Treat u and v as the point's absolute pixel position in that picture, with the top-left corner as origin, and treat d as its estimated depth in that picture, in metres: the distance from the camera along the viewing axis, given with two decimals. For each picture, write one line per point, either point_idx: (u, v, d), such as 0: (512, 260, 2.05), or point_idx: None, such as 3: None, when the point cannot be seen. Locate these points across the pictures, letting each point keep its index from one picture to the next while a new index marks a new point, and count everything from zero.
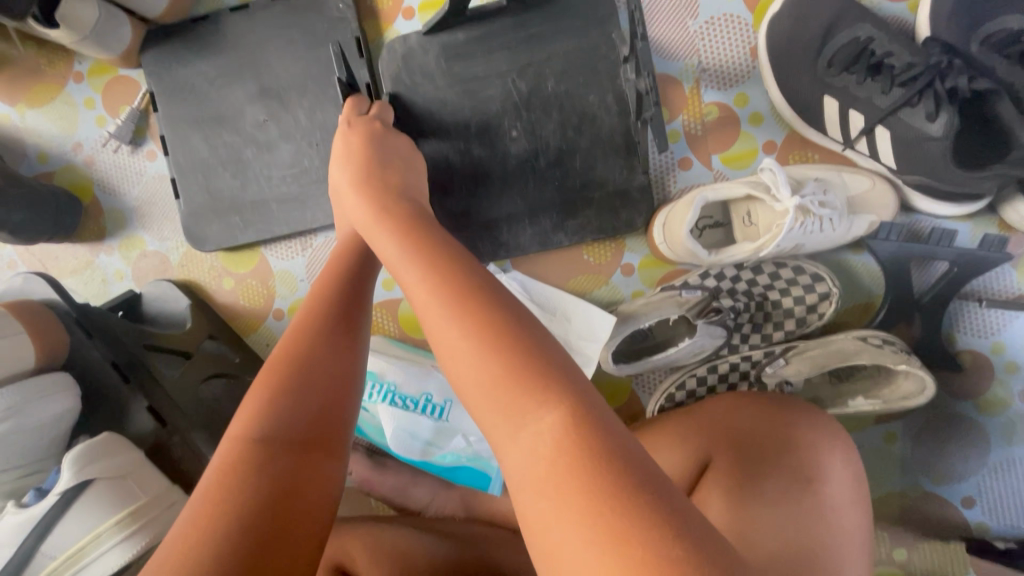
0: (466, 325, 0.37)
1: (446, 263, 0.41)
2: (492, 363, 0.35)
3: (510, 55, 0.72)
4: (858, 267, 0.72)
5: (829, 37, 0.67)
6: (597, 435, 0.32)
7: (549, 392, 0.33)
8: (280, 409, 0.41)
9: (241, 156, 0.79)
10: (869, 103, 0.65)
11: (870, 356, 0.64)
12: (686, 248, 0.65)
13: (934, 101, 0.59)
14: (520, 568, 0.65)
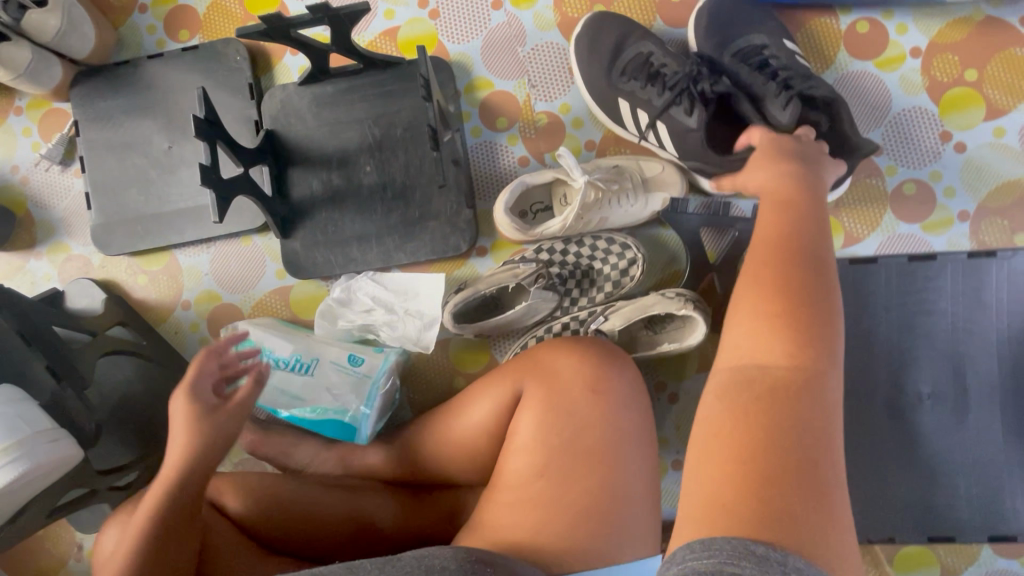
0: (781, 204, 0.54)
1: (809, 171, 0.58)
2: (785, 217, 0.52)
3: (368, 105, 0.90)
4: (665, 237, 0.89)
5: (621, 52, 0.84)
6: (800, 259, 0.47)
7: (792, 230, 0.50)
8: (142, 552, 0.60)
9: (154, 171, 0.93)
10: (650, 103, 0.81)
11: (660, 306, 0.77)
12: (506, 224, 0.82)
13: (689, 101, 0.77)
14: (370, 510, 0.77)
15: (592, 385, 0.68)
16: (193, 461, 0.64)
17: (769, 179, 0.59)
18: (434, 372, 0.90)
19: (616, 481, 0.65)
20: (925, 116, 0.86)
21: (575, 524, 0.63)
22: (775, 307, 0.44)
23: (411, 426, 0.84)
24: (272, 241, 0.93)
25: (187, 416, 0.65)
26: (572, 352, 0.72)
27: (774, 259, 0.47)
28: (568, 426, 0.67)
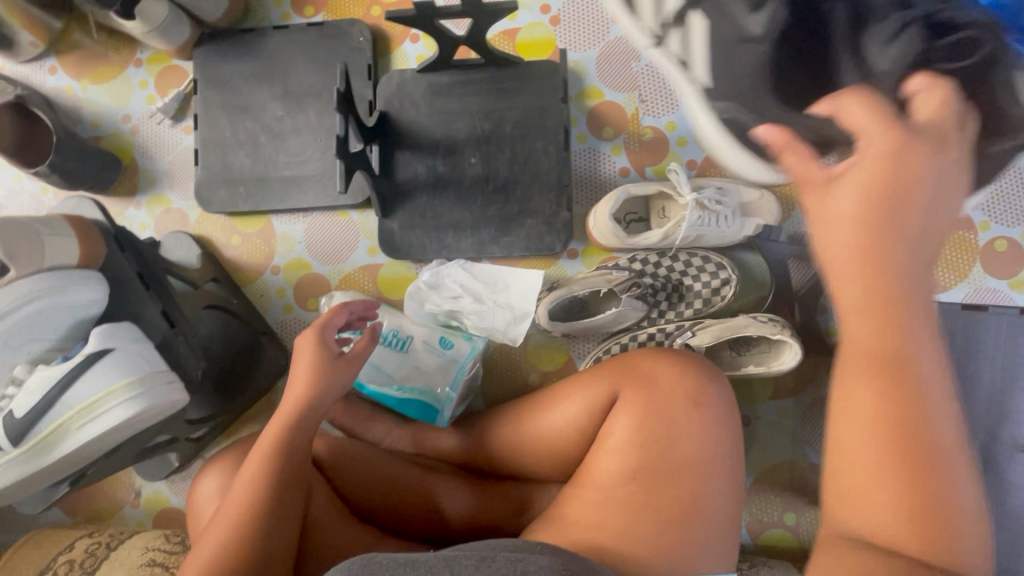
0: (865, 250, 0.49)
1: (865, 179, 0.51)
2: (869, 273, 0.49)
3: (481, 99, 0.92)
4: (753, 263, 0.89)
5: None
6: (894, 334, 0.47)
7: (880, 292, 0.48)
8: (251, 492, 0.64)
9: (261, 138, 0.96)
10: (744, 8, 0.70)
11: (754, 328, 0.78)
12: (608, 229, 0.82)
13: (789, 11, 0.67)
14: (443, 487, 0.80)
15: (689, 401, 0.69)
16: (315, 403, 0.71)
17: (857, 235, 0.49)
18: (510, 366, 0.91)
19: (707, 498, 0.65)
20: None
21: (663, 536, 0.63)
22: (908, 455, 0.44)
23: (488, 414, 0.86)
24: (368, 218, 0.96)
25: (314, 349, 0.74)
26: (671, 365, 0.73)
27: (885, 337, 0.47)
28: (660, 437, 0.67)
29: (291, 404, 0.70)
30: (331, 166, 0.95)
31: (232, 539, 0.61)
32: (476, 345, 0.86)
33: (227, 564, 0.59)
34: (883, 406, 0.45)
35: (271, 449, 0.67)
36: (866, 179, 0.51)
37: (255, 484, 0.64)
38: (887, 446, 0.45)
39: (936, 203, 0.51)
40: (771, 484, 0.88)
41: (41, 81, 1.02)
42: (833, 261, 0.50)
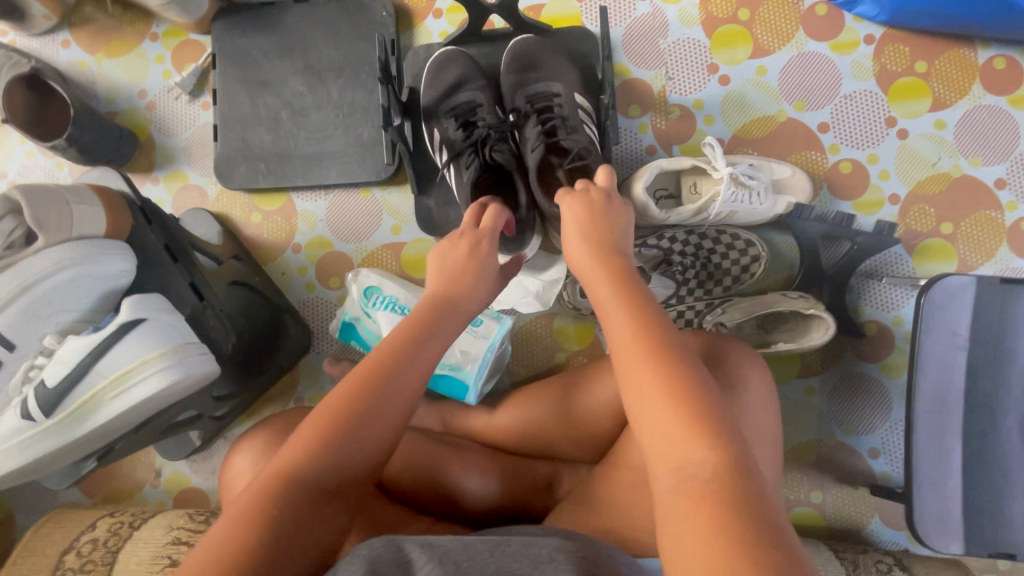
0: (584, 238, 0.59)
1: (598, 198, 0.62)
2: (584, 249, 0.58)
3: None
4: (781, 242, 0.89)
5: (462, 84, 0.85)
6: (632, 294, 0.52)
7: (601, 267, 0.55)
8: (323, 450, 0.47)
9: (280, 116, 0.95)
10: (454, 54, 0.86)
11: (786, 304, 0.79)
12: (639, 204, 0.81)
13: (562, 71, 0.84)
14: (472, 473, 0.77)
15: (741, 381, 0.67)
16: (425, 350, 0.55)
17: (586, 240, 0.58)
18: (536, 345, 0.91)
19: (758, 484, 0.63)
20: None
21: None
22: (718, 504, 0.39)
23: (516, 394, 0.86)
24: (390, 196, 0.95)
25: (471, 260, 0.62)
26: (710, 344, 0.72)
27: (610, 284, 0.54)
28: None
29: (391, 346, 0.53)
30: (353, 143, 0.94)
31: (292, 515, 0.44)
32: (504, 324, 0.84)
33: (305, 471, 0.46)
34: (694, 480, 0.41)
35: (364, 406, 0.49)
36: (574, 217, 0.61)
37: (333, 442, 0.47)
38: (698, 487, 0.40)
39: (615, 231, 0.60)
40: (795, 462, 0.88)
41: (54, 54, 1.00)
42: (587, 275, 0.56)
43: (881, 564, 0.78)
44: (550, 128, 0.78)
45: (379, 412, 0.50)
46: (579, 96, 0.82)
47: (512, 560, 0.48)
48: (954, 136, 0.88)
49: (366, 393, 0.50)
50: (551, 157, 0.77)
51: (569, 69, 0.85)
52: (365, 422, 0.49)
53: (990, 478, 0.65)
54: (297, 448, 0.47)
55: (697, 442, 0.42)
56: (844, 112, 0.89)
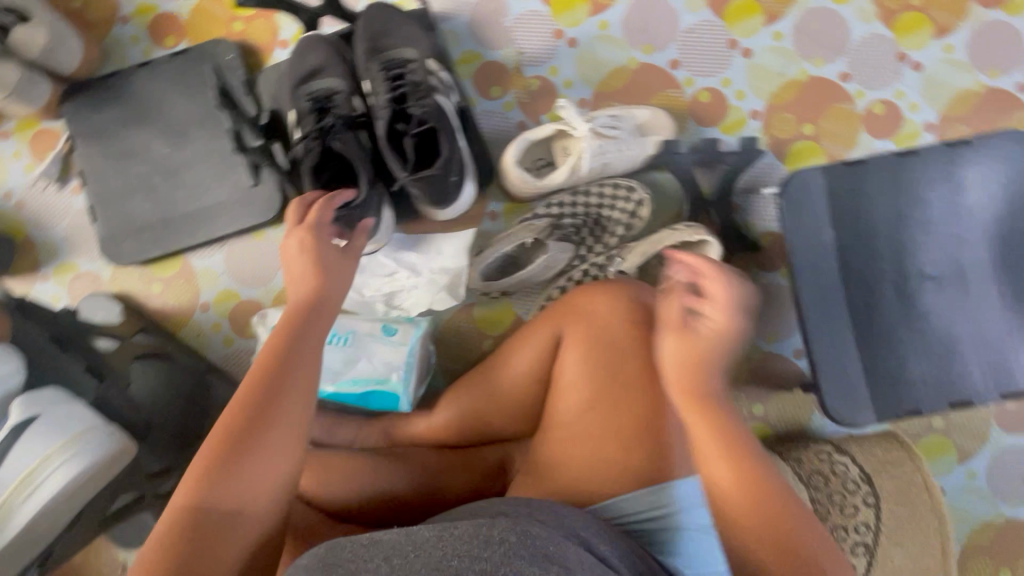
0: (626, 319, 0.73)
1: (619, 287, 0.77)
2: (606, 326, 0.73)
3: None
4: (664, 181, 0.91)
5: (320, 71, 0.86)
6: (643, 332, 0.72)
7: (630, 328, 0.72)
8: (217, 490, 0.46)
9: (153, 182, 0.93)
10: (298, 56, 0.87)
11: (675, 236, 0.84)
12: (517, 177, 0.84)
13: (400, 44, 0.86)
14: (422, 471, 0.79)
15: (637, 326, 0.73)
16: (302, 366, 0.53)
17: (585, 359, 0.71)
18: (462, 338, 0.92)
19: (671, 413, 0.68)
20: (882, 42, 0.92)
21: (629, 453, 0.66)
22: (774, 532, 0.55)
23: (450, 390, 0.86)
24: (284, 232, 0.94)
25: (310, 258, 0.64)
26: (616, 300, 0.75)
27: (629, 343, 0.71)
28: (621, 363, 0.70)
29: (262, 367, 0.52)
30: (232, 189, 0.93)
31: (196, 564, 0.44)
32: (420, 325, 0.84)
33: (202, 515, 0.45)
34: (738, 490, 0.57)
35: (247, 437, 0.48)
36: (607, 290, 0.77)
37: (219, 490, 0.46)
38: (743, 478, 0.58)
39: (634, 311, 0.74)
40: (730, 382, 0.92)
41: None
42: (623, 368, 0.70)
43: (823, 454, 0.82)
44: (399, 97, 0.81)
45: (268, 438, 0.49)
46: (429, 60, 0.85)
47: (461, 541, 0.51)
48: (793, 44, 0.93)
49: (242, 426, 0.48)
50: (399, 125, 0.79)
51: (419, 41, 0.86)
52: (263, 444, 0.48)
53: (882, 346, 0.69)
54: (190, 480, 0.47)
55: (727, 463, 0.58)
56: (690, 46, 0.93)
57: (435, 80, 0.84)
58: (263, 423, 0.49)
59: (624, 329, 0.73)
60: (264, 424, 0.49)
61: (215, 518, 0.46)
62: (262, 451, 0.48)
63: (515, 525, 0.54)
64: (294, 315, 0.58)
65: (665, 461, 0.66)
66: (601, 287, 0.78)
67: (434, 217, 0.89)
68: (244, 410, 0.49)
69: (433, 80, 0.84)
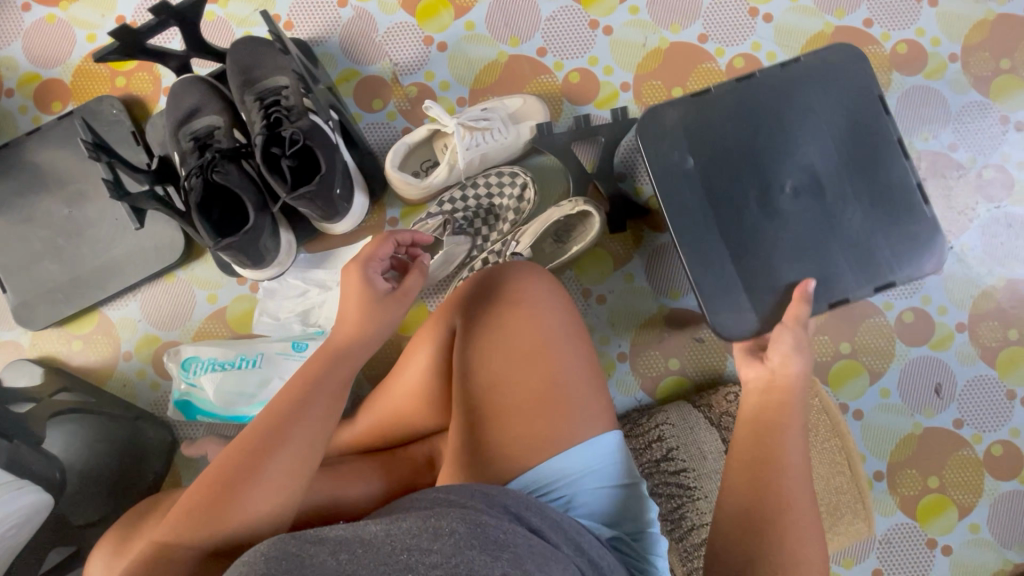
0: (521, 295, 0.75)
1: (528, 268, 0.78)
2: (506, 307, 0.74)
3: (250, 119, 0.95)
4: (548, 162, 0.95)
5: (198, 111, 0.89)
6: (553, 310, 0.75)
7: (533, 305, 0.74)
8: (189, 532, 0.50)
9: (57, 243, 0.95)
10: (173, 99, 0.89)
11: (558, 212, 0.86)
12: (401, 181, 0.87)
13: (269, 73, 0.89)
14: (351, 478, 0.81)
15: (527, 301, 0.74)
16: (304, 421, 0.55)
17: (479, 347, 0.73)
18: (382, 344, 0.94)
19: (568, 378, 0.72)
20: (732, 1, 0.98)
21: (540, 420, 0.70)
22: (757, 436, 0.60)
23: (371, 396, 0.88)
24: (194, 270, 0.96)
25: (361, 298, 0.63)
26: (505, 282, 0.76)
27: (529, 316, 0.73)
28: (512, 338, 0.73)
29: (269, 414, 0.55)
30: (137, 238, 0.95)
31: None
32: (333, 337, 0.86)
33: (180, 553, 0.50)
34: (759, 423, 0.61)
35: (232, 484, 0.51)
36: (511, 270, 0.78)
37: (209, 530, 0.50)
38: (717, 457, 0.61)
39: (542, 287, 0.76)
40: (645, 342, 0.95)
41: None
42: (528, 344, 0.72)
43: (731, 395, 0.87)
44: (273, 122, 0.84)
45: (251, 490, 0.51)
46: (300, 82, 0.88)
47: (408, 533, 0.52)
48: (650, 15, 0.98)
49: (230, 473, 0.52)
50: (274, 147, 0.82)
51: (288, 66, 0.89)
52: (244, 491, 0.51)
53: (752, 280, 0.73)
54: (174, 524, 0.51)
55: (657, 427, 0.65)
56: (554, 31, 0.98)
57: (308, 102, 0.87)
58: (248, 476, 0.52)
59: (531, 306, 0.74)
60: (251, 474, 0.52)
61: (192, 547, 0.50)
62: (245, 499, 0.51)
63: (463, 515, 0.55)
64: (314, 365, 0.59)
65: (567, 418, 0.71)
66: (507, 272, 0.78)
67: (331, 233, 0.92)
68: (236, 456, 0.53)
69: (306, 102, 0.87)
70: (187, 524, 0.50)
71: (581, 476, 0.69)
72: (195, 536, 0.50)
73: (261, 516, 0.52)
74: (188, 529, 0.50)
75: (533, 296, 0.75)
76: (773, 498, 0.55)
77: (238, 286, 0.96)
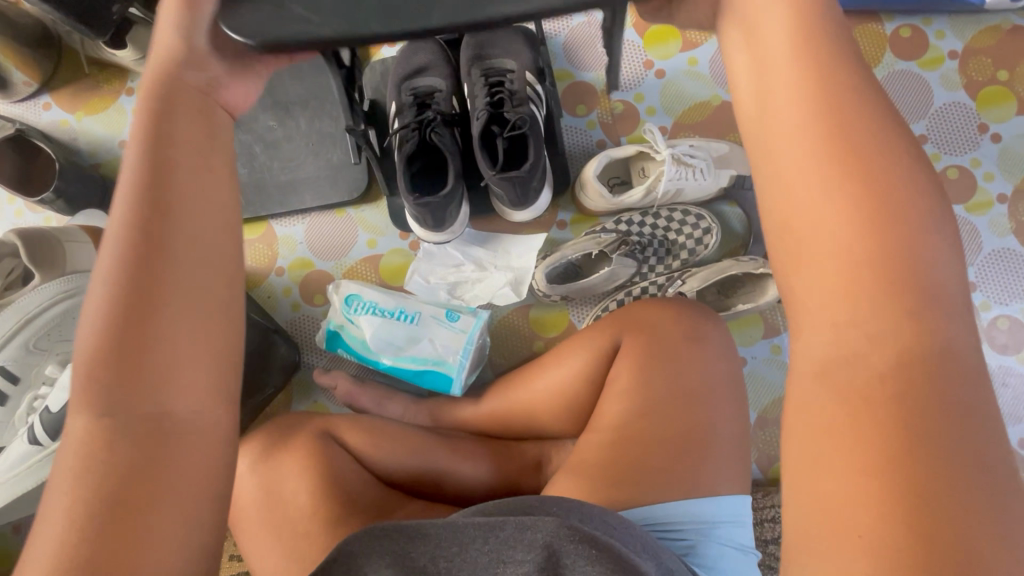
0: (690, 334, 0.74)
1: (700, 310, 0.78)
2: (674, 338, 0.74)
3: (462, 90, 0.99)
4: (731, 214, 0.95)
5: (426, 69, 0.92)
6: (716, 358, 0.73)
7: (698, 345, 0.73)
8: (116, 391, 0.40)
9: (252, 151, 1.01)
10: (407, 52, 0.93)
11: (739, 267, 0.85)
12: (595, 191, 0.88)
13: (503, 54, 0.91)
14: (466, 455, 0.82)
15: (690, 341, 0.74)
16: (172, 241, 0.43)
17: (638, 371, 0.73)
18: (516, 336, 0.95)
19: (712, 422, 0.69)
20: (963, 110, 0.95)
21: (675, 458, 0.67)
22: (875, 269, 0.33)
23: (501, 384, 0.88)
24: (365, 214, 1.00)
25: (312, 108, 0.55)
26: (677, 315, 0.77)
27: (694, 355, 0.73)
28: (675, 371, 0.72)
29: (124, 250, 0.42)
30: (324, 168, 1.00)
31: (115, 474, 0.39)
32: (482, 316, 0.86)
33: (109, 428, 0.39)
34: (837, 199, 0.35)
35: (148, 331, 0.41)
36: (682, 306, 0.79)
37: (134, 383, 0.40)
38: (858, 284, 0.34)
39: (716, 334, 0.75)
40: (772, 417, 0.92)
41: (37, 117, 1.06)
42: (687, 382, 0.71)
43: None
44: (496, 101, 0.86)
45: (150, 325, 0.41)
46: (529, 71, 0.90)
47: (508, 540, 0.55)
48: None
49: (123, 322, 0.40)
50: (493, 127, 0.85)
51: (521, 52, 0.92)
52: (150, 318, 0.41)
53: None
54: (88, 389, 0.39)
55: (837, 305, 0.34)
56: None
57: (534, 93, 0.89)
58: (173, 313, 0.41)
59: (695, 346, 0.73)
60: (148, 310, 0.41)
61: (145, 424, 0.40)
62: (170, 344, 0.41)
63: (562, 523, 0.54)
64: (133, 171, 0.44)
65: (708, 470, 0.67)
66: (676, 310, 0.78)
67: (506, 217, 0.94)
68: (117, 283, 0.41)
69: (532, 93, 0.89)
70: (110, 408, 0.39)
71: (708, 527, 0.66)
72: (119, 420, 0.40)
73: (195, 365, 0.42)
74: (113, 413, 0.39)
75: (698, 337, 0.74)
76: (969, 491, 0.29)
77: (400, 239, 0.99)
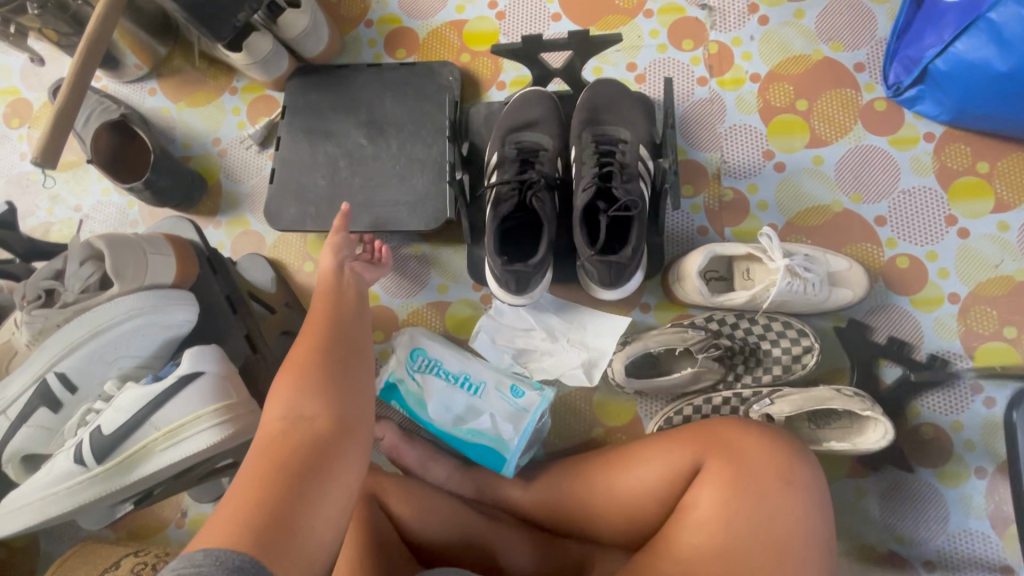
0: (787, 475, 0.66)
1: (796, 446, 0.70)
2: (769, 471, 0.67)
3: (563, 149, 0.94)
4: (833, 334, 0.88)
5: (534, 124, 0.87)
6: (810, 512, 0.65)
7: (792, 490, 0.65)
8: (305, 406, 0.47)
9: None
10: (518, 102, 0.89)
11: (842, 402, 0.76)
12: (693, 287, 0.81)
13: (618, 121, 0.86)
14: (509, 542, 0.77)
15: (784, 485, 0.66)
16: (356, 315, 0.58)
17: (720, 505, 0.66)
18: (575, 418, 0.89)
19: (804, 548, 0.63)
20: None
21: None
22: None
23: (554, 468, 0.82)
24: (441, 257, 0.96)
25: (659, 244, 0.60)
26: (774, 448, 0.69)
27: (788, 499, 0.65)
28: (761, 515, 0.64)
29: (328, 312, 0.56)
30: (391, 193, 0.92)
31: (282, 486, 0.42)
32: (547, 396, 0.81)
33: (290, 439, 0.45)
34: None
35: (343, 367, 0.51)
36: (777, 434, 0.71)
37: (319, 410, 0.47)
38: None
39: (812, 481, 0.67)
40: (844, 568, 0.82)
41: (141, 101, 1.07)
42: (775, 528, 0.64)
43: None
44: (605, 174, 0.81)
45: (341, 364, 0.51)
46: (642, 146, 0.85)
47: None
48: (1017, 239, 0.86)
49: (322, 365, 0.50)
50: (599, 202, 0.79)
51: (637, 122, 0.87)
52: (338, 366, 0.51)
53: None
54: (283, 411, 0.47)
55: None
56: (903, 207, 0.89)
57: (646, 172, 0.84)
58: (358, 355, 0.53)
59: (790, 490, 0.65)
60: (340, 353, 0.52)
61: (316, 444, 0.45)
62: (350, 385, 0.50)
63: None
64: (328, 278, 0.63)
65: None
66: (771, 438, 0.70)
67: (589, 292, 0.88)
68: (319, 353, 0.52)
69: (644, 171, 0.84)
70: (310, 404, 0.48)
71: None
72: (290, 426, 0.46)
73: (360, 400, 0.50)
74: (308, 412, 0.47)
75: (796, 479, 0.66)
76: None
77: (471, 290, 0.94)
